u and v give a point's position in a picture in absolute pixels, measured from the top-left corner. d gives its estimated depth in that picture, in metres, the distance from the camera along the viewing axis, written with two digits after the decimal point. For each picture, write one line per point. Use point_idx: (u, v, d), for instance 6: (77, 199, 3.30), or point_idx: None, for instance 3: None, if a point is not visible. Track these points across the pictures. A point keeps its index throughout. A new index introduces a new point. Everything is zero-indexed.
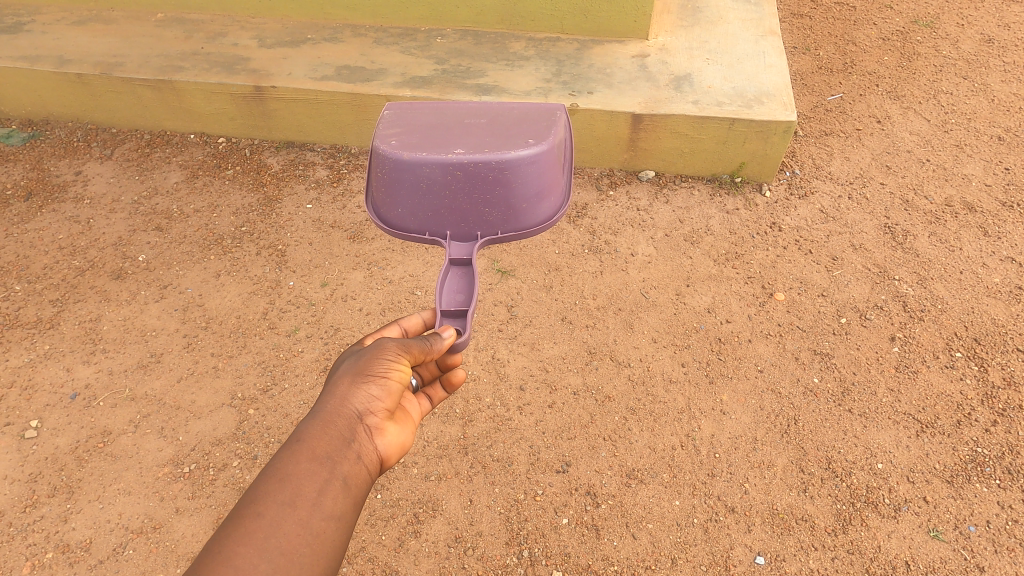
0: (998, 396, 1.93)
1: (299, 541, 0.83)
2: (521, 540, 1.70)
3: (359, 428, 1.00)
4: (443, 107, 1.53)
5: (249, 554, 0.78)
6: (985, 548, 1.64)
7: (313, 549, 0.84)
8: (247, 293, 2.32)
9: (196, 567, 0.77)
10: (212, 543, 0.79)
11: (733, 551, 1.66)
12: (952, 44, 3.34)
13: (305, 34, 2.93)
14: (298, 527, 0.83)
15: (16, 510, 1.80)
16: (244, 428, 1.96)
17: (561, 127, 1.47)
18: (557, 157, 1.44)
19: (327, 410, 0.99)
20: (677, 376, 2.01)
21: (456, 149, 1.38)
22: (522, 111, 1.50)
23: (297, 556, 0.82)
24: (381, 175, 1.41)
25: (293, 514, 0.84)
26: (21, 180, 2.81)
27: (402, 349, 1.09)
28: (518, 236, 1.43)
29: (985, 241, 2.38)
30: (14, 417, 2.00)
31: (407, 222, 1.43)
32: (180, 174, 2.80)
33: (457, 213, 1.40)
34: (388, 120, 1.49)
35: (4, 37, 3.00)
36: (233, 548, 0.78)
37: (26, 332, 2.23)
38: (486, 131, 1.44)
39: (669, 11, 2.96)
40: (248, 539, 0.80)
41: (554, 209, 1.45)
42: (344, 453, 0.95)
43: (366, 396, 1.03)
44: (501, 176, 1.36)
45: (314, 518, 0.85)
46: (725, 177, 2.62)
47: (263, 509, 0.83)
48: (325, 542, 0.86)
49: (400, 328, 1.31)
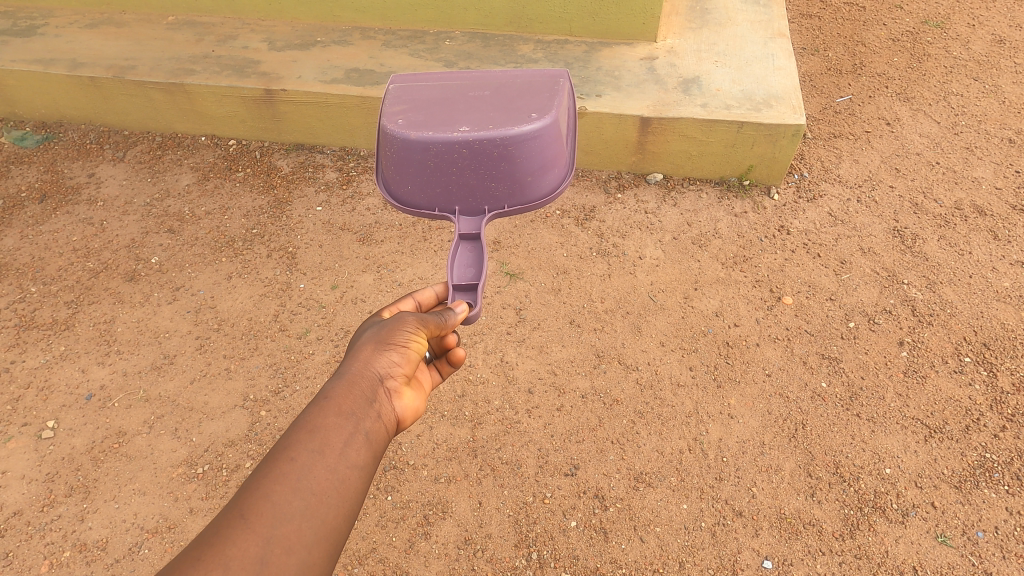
0: (1007, 402, 1.93)
1: (328, 485, 0.85)
2: (530, 542, 1.72)
3: (380, 390, 1.02)
4: (446, 82, 1.54)
5: (283, 492, 0.80)
6: (994, 555, 1.65)
7: (341, 494, 0.86)
8: (259, 295, 2.34)
9: (236, 502, 0.79)
10: (249, 482, 0.82)
11: (741, 555, 1.68)
12: (963, 44, 3.33)
13: (315, 37, 2.95)
14: (327, 472, 0.85)
15: (34, 509, 1.83)
16: (256, 429, 1.99)
17: (564, 98, 1.47)
18: (561, 129, 1.44)
19: (351, 372, 1.01)
20: (685, 380, 2.02)
21: (461, 126, 1.39)
22: (525, 84, 1.50)
23: (327, 498, 0.84)
24: (390, 153, 1.43)
25: (323, 461, 0.86)
26: (36, 182, 2.84)
27: (419, 323, 1.13)
28: (524, 209, 1.44)
29: (996, 245, 2.37)
30: (30, 417, 2.03)
31: (416, 198, 1.45)
32: (192, 176, 2.83)
33: (464, 188, 1.42)
34: (394, 96, 1.50)
35: (18, 40, 3.04)
36: (270, 486, 0.81)
37: (42, 333, 2.26)
38: (490, 106, 1.45)
39: (677, 12, 2.96)
40: (283, 479, 0.82)
41: (559, 181, 1.46)
42: (366, 410, 0.97)
43: (388, 361, 1.06)
44: (505, 151, 1.37)
45: (340, 465, 0.87)
46: (733, 180, 2.63)
47: (295, 454, 0.85)
48: (351, 488, 0.87)
49: (414, 302, 1.32)
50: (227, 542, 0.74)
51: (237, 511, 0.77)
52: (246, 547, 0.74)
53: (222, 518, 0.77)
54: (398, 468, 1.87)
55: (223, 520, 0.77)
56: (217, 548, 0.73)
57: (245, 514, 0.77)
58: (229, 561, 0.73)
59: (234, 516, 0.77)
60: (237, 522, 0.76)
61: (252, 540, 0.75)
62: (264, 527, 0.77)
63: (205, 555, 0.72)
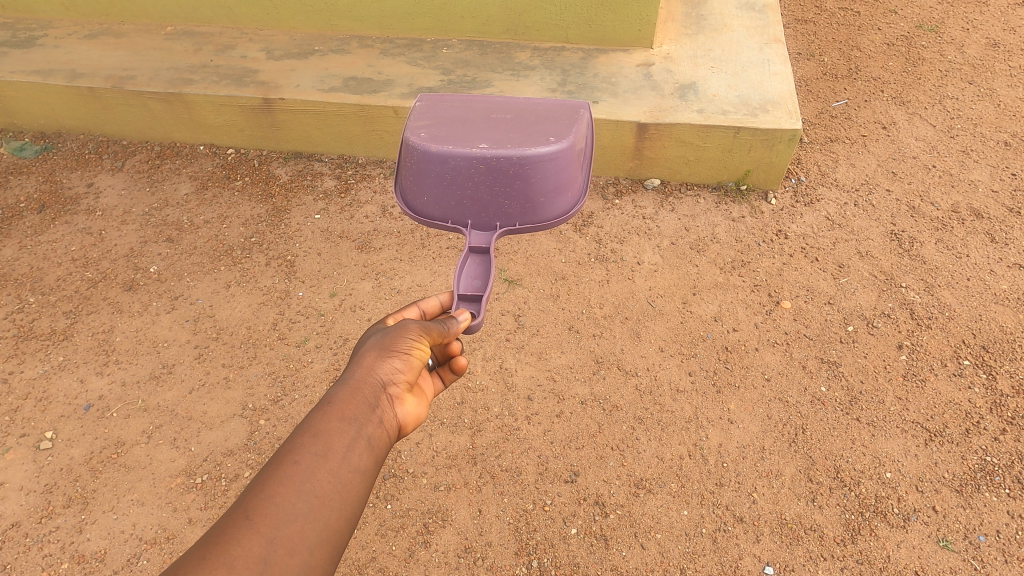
0: (1006, 405, 1.93)
1: (331, 488, 0.85)
2: (530, 550, 1.71)
3: (384, 396, 1.02)
4: (470, 100, 1.56)
5: (288, 494, 0.80)
6: (996, 558, 1.64)
7: (344, 497, 0.86)
8: (257, 304, 2.34)
9: (241, 502, 0.79)
10: (252, 484, 0.81)
11: (742, 561, 1.67)
12: (957, 48, 3.35)
13: (313, 46, 2.96)
14: (330, 476, 0.85)
15: (32, 521, 1.83)
16: (255, 439, 1.98)
17: (584, 124, 1.48)
18: (578, 155, 1.45)
19: (354, 378, 1.01)
20: (684, 385, 2.02)
21: (481, 143, 1.40)
22: (547, 108, 1.52)
23: (330, 501, 0.84)
24: (409, 164, 1.44)
25: (326, 464, 0.86)
26: (34, 193, 2.84)
27: (423, 330, 1.13)
28: (535, 229, 1.44)
29: (993, 248, 2.38)
30: (28, 429, 2.03)
31: (431, 210, 1.45)
32: (190, 186, 2.84)
33: (479, 204, 1.42)
34: (418, 110, 1.52)
35: (18, 51, 3.05)
36: (274, 488, 0.81)
37: (40, 343, 2.26)
38: (511, 126, 1.46)
39: (673, 19, 2.97)
40: (287, 481, 0.82)
41: (571, 204, 1.46)
42: (369, 416, 0.97)
43: (390, 367, 1.06)
44: (521, 170, 1.38)
45: (343, 469, 0.87)
46: (730, 186, 2.63)
47: (299, 457, 0.85)
48: (353, 492, 0.87)
49: (418, 310, 1.32)
50: (231, 541, 0.74)
51: (242, 511, 0.77)
52: (250, 547, 0.74)
53: (227, 518, 0.77)
54: (397, 476, 1.87)
55: (227, 520, 0.76)
56: (221, 549, 0.73)
57: (250, 515, 0.77)
58: (234, 560, 0.73)
59: (239, 516, 0.77)
60: (242, 523, 0.76)
61: (256, 540, 0.75)
62: (268, 527, 0.77)
63: (210, 554, 0.72)
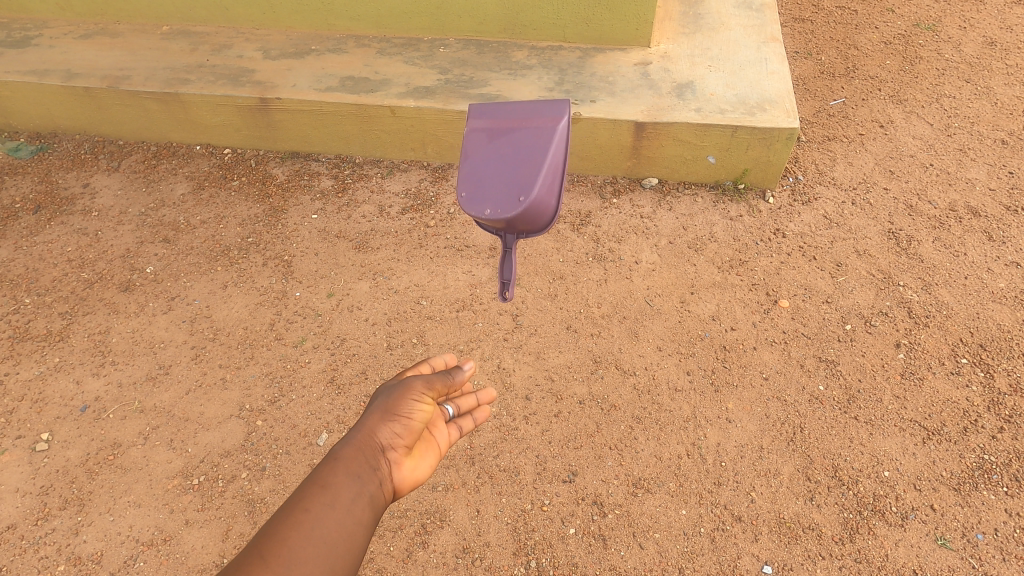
0: (1004, 403, 1.93)
1: (339, 536, 0.85)
2: (528, 551, 1.71)
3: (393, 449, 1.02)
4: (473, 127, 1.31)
5: (298, 538, 0.81)
6: (994, 556, 1.64)
7: (350, 546, 0.85)
8: (254, 304, 2.34)
9: (253, 544, 0.81)
10: (264, 529, 0.83)
11: (740, 560, 1.67)
12: (954, 47, 3.35)
13: (309, 45, 2.96)
14: (337, 525, 0.85)
15: (28, 522, 1.82)
16: (252, 439, 1.98)
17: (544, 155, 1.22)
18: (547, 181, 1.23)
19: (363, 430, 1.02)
20: (682, 384, 2.02)
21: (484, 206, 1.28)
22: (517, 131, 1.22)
23: (337, 548, 0.83)
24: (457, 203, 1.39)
25: (334, 513, 0.86)
26: (30, 193, 2.83)
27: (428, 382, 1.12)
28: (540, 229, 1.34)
29: (990, 246, 2.38)
30: (25, 430, 2.02)
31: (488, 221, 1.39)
32: (187, 186, 2.83)
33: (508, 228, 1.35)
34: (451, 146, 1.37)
35: (12, 51, 3.04)
36: (285, 532, 0.82)
37: (36, 344, 2.25)
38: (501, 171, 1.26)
39: (671, 18, 2.97)
40: (298, 526, 0.82)
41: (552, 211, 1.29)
42: (376, 468, 0.96)
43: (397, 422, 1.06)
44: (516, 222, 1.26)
45: (350, 519, 0.87)
46: (728, 184, 2.63)
47: (310, 505, 0.85)
48: (359, 542, 0.87)
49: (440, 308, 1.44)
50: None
51: (255, 552, 0.79)
52: None
53: (240, 558, 0.78)
54: None
55: (239, 562, 0.78)
56: None
57: (262, 555, 0.79)
58: None
59: (252, 556, 0.78)
60: (255, 562, 0.78)
61: None
62: (278, 568, 0.78)
63: None
